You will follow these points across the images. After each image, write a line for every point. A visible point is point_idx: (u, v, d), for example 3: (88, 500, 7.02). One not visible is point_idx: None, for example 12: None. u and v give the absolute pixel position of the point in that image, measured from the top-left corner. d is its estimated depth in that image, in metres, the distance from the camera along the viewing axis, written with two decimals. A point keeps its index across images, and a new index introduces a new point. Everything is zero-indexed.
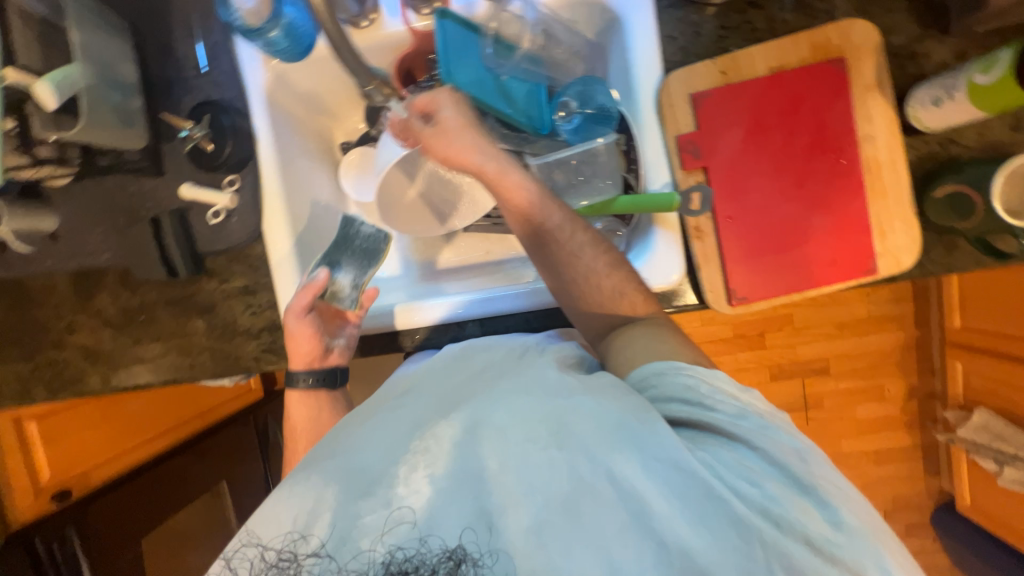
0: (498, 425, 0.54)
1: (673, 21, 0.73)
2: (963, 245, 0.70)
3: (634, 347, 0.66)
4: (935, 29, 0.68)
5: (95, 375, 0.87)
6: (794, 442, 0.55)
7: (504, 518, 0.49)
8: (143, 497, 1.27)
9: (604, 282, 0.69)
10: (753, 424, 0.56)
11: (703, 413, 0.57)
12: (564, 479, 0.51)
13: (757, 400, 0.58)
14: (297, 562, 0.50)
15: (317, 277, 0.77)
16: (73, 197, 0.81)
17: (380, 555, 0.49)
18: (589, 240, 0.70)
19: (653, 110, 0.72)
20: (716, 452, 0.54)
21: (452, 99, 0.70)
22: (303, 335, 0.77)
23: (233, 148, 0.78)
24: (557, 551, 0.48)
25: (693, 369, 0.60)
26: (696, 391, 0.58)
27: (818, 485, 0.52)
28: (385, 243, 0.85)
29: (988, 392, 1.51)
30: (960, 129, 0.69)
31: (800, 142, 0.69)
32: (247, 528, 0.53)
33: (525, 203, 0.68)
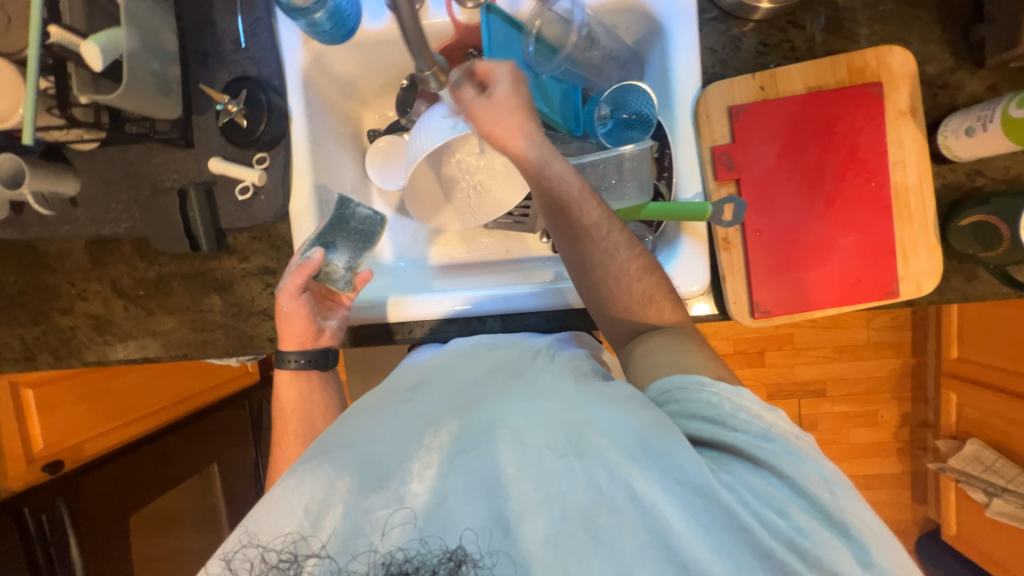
0: (517, 428, 0.53)
1: (715, 34, 0.74)
2: (983, 274, 0.71)
3: (661, 354, 0.66)
4: (969, 61, 0.70)
5: (102, 345, 0.86)
6: (822, 471, 0.52)
7: (519, 524, 0.48)
8: (135, 474, 1.25)
9: (636, 284, 0.70)
10: (779, 449, 0.53)
11: (726, 435, 0.55)
12: (583, 492, 0.49)
13: (783, 421, 0.56)
14: (298, 563, 0.47)
15: (310, 258, 0.75)
16: (96, 163, 0.80)
17: (381, 554, 0.47)
18: (624, 240, 0.70)
19: (689, 120, 0.73)
20: (738, 475, 0.52)
21: (511, 75, 0.68)
22: (294, 315, 0.77)
23: (267, 125, 0.75)
24: (572, 562, 0.47)
25: (716, 385, 0.59)
26: (720, 411, 0.56)
27: (847, 518, 0.50)
28: (382, 226, 0.82)
29: (981, 424, 1.54)
30: (987, 161, 0.70)
31: (831, 163, 0.70)
32: (246, 526, 0.50)
33: (566, 195, 0.67)
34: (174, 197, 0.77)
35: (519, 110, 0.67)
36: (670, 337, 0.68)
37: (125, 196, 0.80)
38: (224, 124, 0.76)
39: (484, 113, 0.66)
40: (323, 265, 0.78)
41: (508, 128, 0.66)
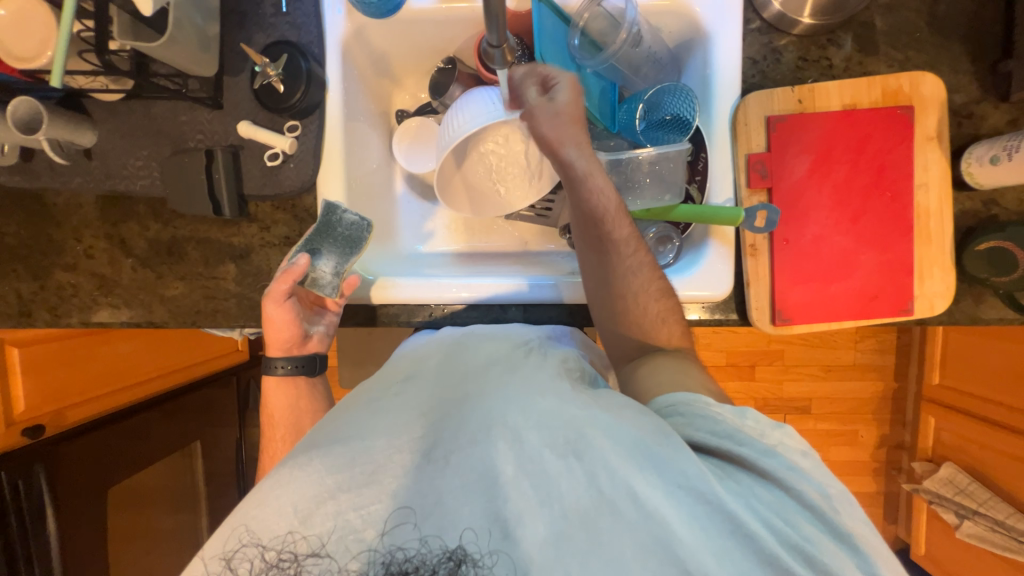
0: (515, 424, 0.52)
1: (756, 45, 0.76)
2: (991, 298, 0.74)
3: (669, 372, 0.63)
4: (993, 94, 0.73)
5: (104, 306, 0.82)
6: (824, 488, 0.50)
7: (520, 527, 0.46)
8: (118, 446, 1.20)
9: (648, 305, 0.68)
10: (783, 463, 0.50)
11: (731, 449, 0.51)
12: (583, 492, 0.47)
13: (791, 439, 0.52)
14: (299, 562, 0.45)
15: (296, 263, 0.73)
16: (118, 116, 0.77)
17: (381, 553, 0.45)
18: (649, 263, 0.70)
19: (727, 127, 0.74)
20: (745, 487, 0.49)
21: (574, 88, 0.70)
22: (281, 320, 0.76)
23: (304, 93, 0.74)
24: (573, 563, 0.45)
25: (719, 407, 0.55)
26: (726, 425, 0.53)
27: (849, 538, 0.47)
28: (369, 233, 0.76)
29: (957, 449, 1.59)
30: (1003, 191, 0.73)
31: (860, 181, 0.73)
32: (247, 525, 0.48)
33: (599, 207, 0.68)
34: (201, 157, 0.74)
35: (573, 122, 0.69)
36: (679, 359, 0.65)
37: (144, 153, 0.78)
38: (258, 88, 0.74)
39: (542, 117, 0.69)
40: (309, 271, 0.75)
41: (560, 136, 0.68)
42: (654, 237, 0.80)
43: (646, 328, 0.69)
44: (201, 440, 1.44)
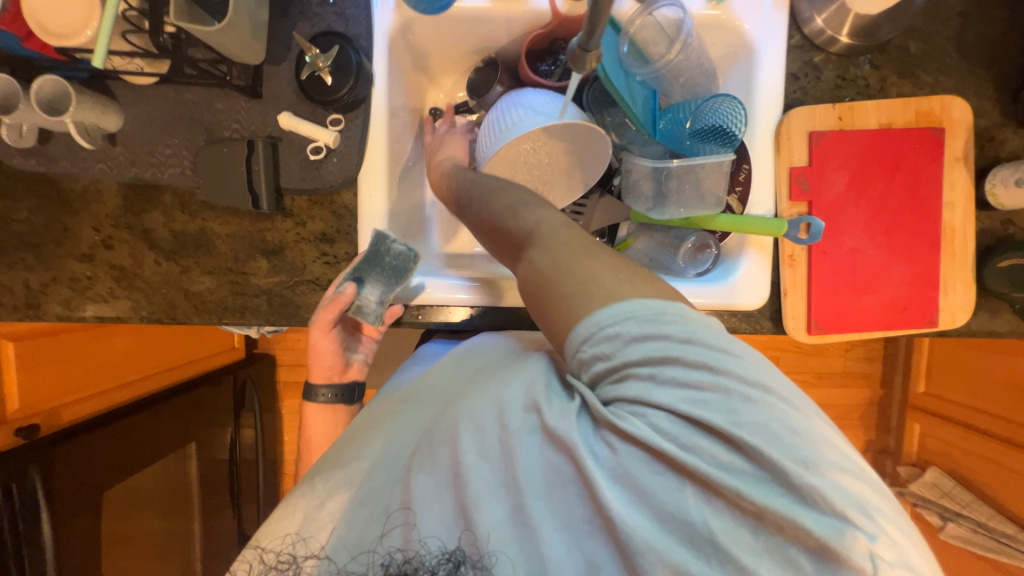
0: (464, 416, 0.55)
1: (797, 62, 0.79)
2: (1006, 312, 0.78)
3: (553, 284, 0.51)
4: (1013, 120, 0.77)
5: (122, 298, 0.78)
6: (745, 383, 0.43)
7: (478, 511, 0.51)
8: (114, 447, 1.12)
9: (487, 209, 0.64)
10: (681, 370, 0.45)
11: (628, 379, 0.47)
12: (533, 469, 0.50)
13: (687, 334, 0.46)
14: (297, 563, 0.56)
15: (341, 292, 0.73)
16: (148, 102, 0.73)
17: (381, 556, 0.54)
18: (493, 185, 0.68)
19: (769, 140, 0.77)
20: (647, 420, 0.46)
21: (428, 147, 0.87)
22: (325, 349, 0.79)
23: (352, 88, 0.72)
24: (527, 539, 0.50)
25: (601, 315, 0.47)
26: (618, 356, 0.47)
27: (755, 449, 0.42)
28: (415, 263, 0.75)
29: (941, 454, 1.65)
30: (1019, 212, 0.77)
31: (893, 200, 0.76)
32: (254, 533, 0.60)
33: (455, 195, 0.73)
34: (242, 148, 0.72)
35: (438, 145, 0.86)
36: (566, 253, 0.52)
37: (174, 141, 0.74)
38: (304, 79, 0.72)
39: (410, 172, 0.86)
40: (354, 299, 0.74)
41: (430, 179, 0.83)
42: (694, 246, 0.83)
43: (521, 222, 0.58)
44: (197, 443, 1.38)
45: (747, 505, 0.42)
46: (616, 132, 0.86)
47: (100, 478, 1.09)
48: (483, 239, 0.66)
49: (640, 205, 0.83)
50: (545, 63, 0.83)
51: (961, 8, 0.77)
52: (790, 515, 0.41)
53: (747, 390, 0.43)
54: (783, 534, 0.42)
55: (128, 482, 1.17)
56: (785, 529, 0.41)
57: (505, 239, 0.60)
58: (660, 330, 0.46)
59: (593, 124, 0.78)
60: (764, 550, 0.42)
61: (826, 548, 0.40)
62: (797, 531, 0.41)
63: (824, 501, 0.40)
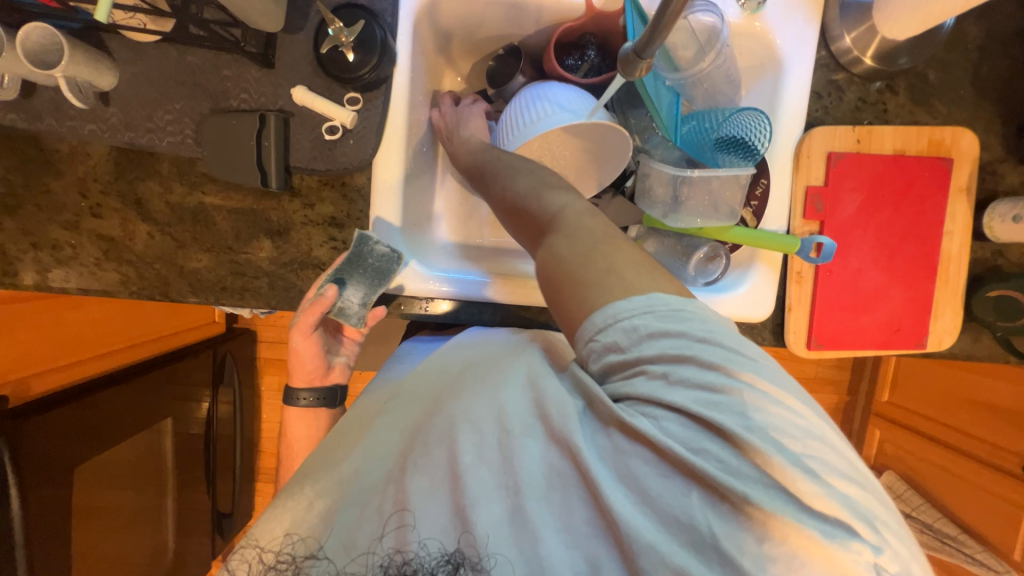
0: (465, 413, 0.55)
1: (822, 81, 0.79)
2: (987, 338, 0.82)
3: (577, 268, 0.51)
4: (1016, 155, 0.80)
5: (110, 271, 0.73)
6: (758, 386, 0.44)
7: (474, 512, 0.49)
8: (89, 421, 1.07)
9: (510, 191, 0.64)
10: (698, 370, 0.45)
11: (638, 379, 0.47)
12: (534, 470, 0.50)
13: (704, 333, 0.46)
14: (297, 564, 0.55)
15: (324, 294, 0.71)
16: (148, 61, 0.68)
17: (381, 557, 0.52)
18: (516, 165, 0.67)
19: (789, 157, 0.78)
20: (657, 421, 0.45)
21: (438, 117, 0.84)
22: (306, 352, 0.77)
23: (375, 66, 0.68)
24: (524, 539, 0.48)
25: (622, 308, 0.47)
26: (632, 352, 0.47)
27: (764, 453, 0.42)
28: (399, 264, 0.72)
29: (897, 459, 1.74)
30: (1009, 245, 0.81)
31: (898, 225, 0.78)
32: (250, 532, 0.59)
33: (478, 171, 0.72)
34: (253, 121, 0.68)
35: (456, 122, 0.81)
36: (590, 242, 0.52)
37: (176, 107, 0.69)
38: (324, 53, 0.68)
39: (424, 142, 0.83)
40: (335, 301, 0.71)
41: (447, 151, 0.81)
42: (705, 255, 0.82)
43: (547, 206, 0.58)
44: (173, 418, 1.33)
45: (755, 509, 0.41)
46: (637, 135, 0.85)
47: (75, 451, 1.04)
48: (504, 220, 0.66)
49: (657, 210, 0.82)
50: (570, 58, 0.81)
51: (979, 42, 0.79)
52: (796, 520, 0.40)
53: (759, 394, 0.44)
54: (791, 542, 0.40)
55: (103, 456, 1.12)
56: (794, 536, 0.40)
57: (527, 221, 0.60)
58: (678, 328, 0.46)
59: (617, 124, 0.75)
60: (772, 560, 0.41)
61: (830, 556, 0.40)
62: (804, 539, 0.40)
63: (829, 508, 0.41)
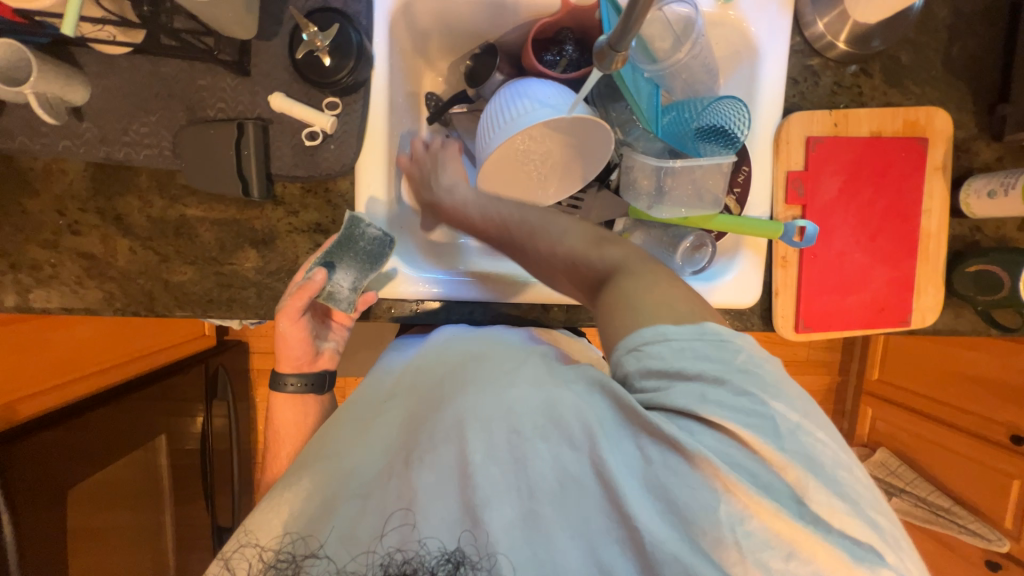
0: (481, 417, 0.54)
1: (797, 66, 0.80)
2: (968, 313, 0.84)
3: (639, 299, 0.53)
4: (988, 132, 0.82)
5: (92, 289, 0.72)
6: (792, 408, 0.46)
7: (487, 511, 0.49)
8: (80, 442, 1.05)
9: (560, 248, 0.62)
10: (739, 392, 0.46)
11: (674, 390, 0.48)
12: (551, 475, 0.50)
13: (749, 359, 0.49)
14: (297, 562, 0.53)
15: (312, 278, 0.69)
16: (121, 74, 0.67)
17: (381, 555, 0.50)
18: (551, 221, 0.65)
19: (769, 143, 0.79)
20: (693, 435, 0.47)
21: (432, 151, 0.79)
22: (294, 337, 0.73)
23: (353, 69, 0.68)
24: (539, 543, 0.48)
25: (677, 337, 0.49)
26: (674, 366, 0.48)
27: (794, 471, 0.44)
28: (392, 248, 0.73)
29: (889, 436, 1.76)
30: (985, 221, 0.83)
31: (879, 205, 0.79)
32: (247, 529, 0.57)
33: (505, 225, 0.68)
34: (231, 129, 0.67)
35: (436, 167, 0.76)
36: (650, 282, 0.55)
37: (151, 119, 0.68)
38: (300, 58, 0.67)
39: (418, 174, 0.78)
40: (325, 285, 0.71)
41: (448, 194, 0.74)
42: (691, 244, 0.83)
43: (604, 257, 0.59)
44: (167, 435, 1.32)
45: (782, 520, 0.43)
46: (619, 128, 0.85)
47: (67, 473, 1.02)
48: (550, 279, 0.65)
49: (641, 202, 0.83)
50: (547, 53, 0.81)
51: (948, 22, 0.80)
52: (823, 535, 0.43)
53: (794, 417, 0.46)
54: (816, 556, 0.43)
55: (97, 477, 1.11)
56: (819, 549, 0.43)
57: (581, 277, 0.60)
58: (723, 356, 0.49)
59: (599, 118, 0.77)
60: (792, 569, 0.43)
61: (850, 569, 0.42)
62: (830, 553, 0.42)
63: (852, 527, 0.43)
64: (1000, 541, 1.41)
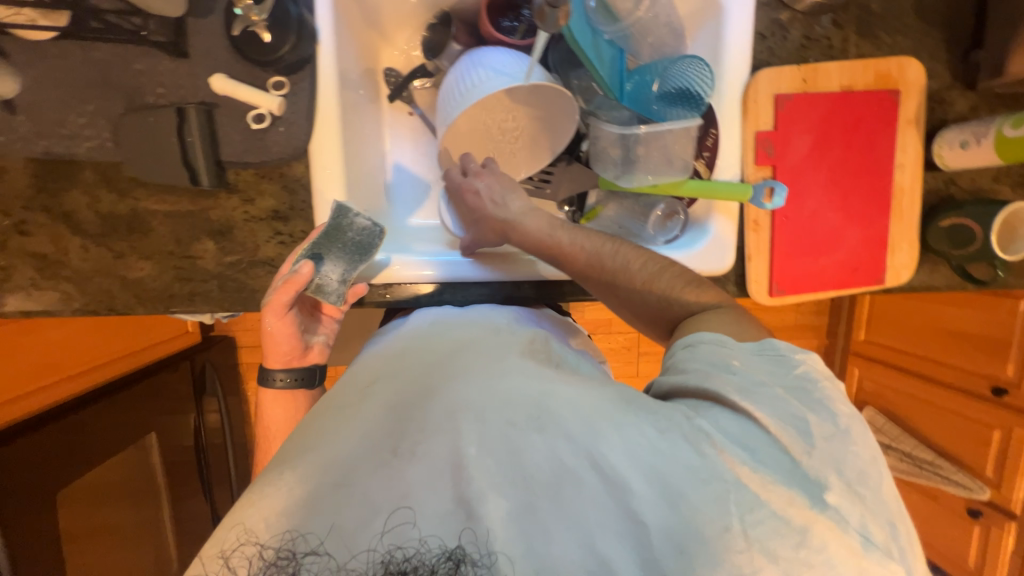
0: (478, 407, 0.50)
1: (765, 20, 0.77)
2: (944, 268, 0.83)
3: (724, 328, 0.60)
4: (962, 81, 0.80)
5: (49, 289, 0.70)
6: (834, 418, 0.48)
7: (483, 504, 0.44)
8: (66, 444, 1.05)
9: (657, 284, 0.67)
10: (777, 391, 0.50)
11: (716, 379, 0.52)
12: (546, 466, 0.46)
13: (810, 368, 0.52)
14: (297, 561, 0.42)
15: (298, 271, 0.66)
16: (50, 61, 0.63)
17: (380, 552, 0.42)
18: (645, 255, 0.70)
19: (737, 104, 0.76)
20: (716, 421, 0.49)
21: (498, 177, 0.78)
22: (281, 332, 0.70)
23: (293, 46, 0.66)
24: (537, 535, 0.44)
25: (736, 348, 0.56)
26: (726, 361, 0.54)
27: (816, 465, 0.45)
28: (381, 240, 0.71)
29: (874, 395, 1.75)
30: (959, 173, 0.81)
31: (851, 162, 0.78)
32: (246, 523, 0.44)
33: (593, 257, 0.70)
34: (171, 116, 0.64)
35: (503, 187, 0.77)
36: (734, 319, 0.61)
37: (87, 108, 0.64)
38: (238, 36, 0.65)
39: (491, 184, 0.77)
40: (312, 279, 0.68)
41: (536, 219, 0.74)
42: (662, 213, 0.82)
43: (696, 300, 0.65)
44: (157, 432, 1.30)
45: (798, 507, 0.43)
46: (581, 96, 0.81)
47: (56, 474, 1.02)
48: (620, 305, 0.70)
49: (609, 171, 0.80)
50: (505, 19, 0.78)
51: None
52: (836, 524, 0.43)
53: (831, 425, 0.47)
54: (828, 543, 0.42)
55: (86, 480, 1.10)
56: (833, 537, 0.42)
57: (671, 314, 0.66)
58: (780, 367, 0.53)
59: (562, 87, 0.74)
60: (804, 562, 0.42)
61: (860, 560, 0.42)
62: (843, 545, 0.42)
63: (864, 521, 0.44)
64: (981, 489, 1.44)
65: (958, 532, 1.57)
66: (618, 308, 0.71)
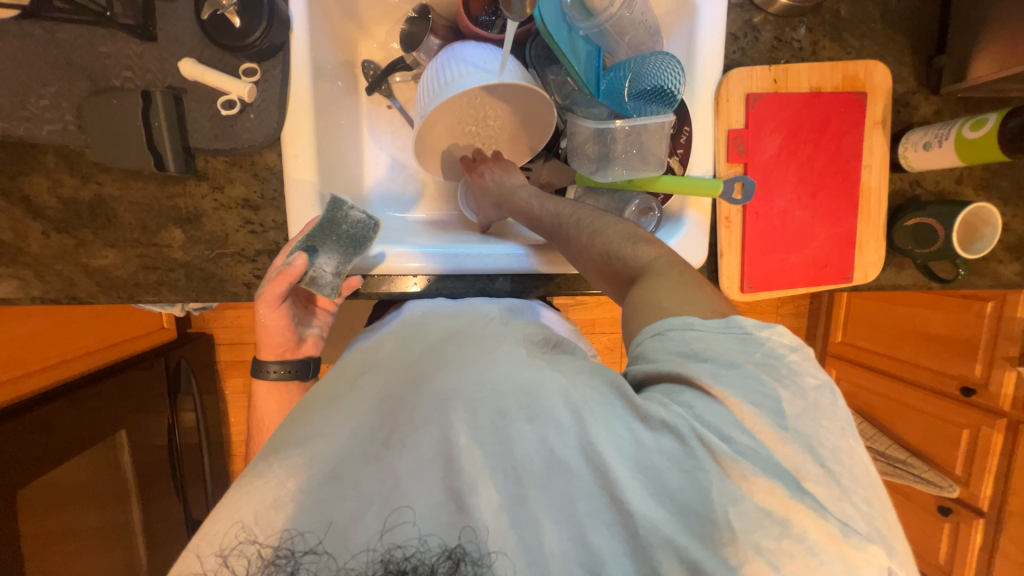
0: (467, 396, 0.48)
1: (738, 21, 0.79)
2: (910, 267, 0.85)
3: (662, 286, 0.55)
4: (927, 86, 0.82)
5: (6, 277, 0.68)
6: (801, 393, 0.44)
7: (474, 496, 0.42)
8: (29, 440, 1.02)
9: (600, 238, 0.64)
10: (748, 370, 0.45)
11: (687, 366, 0.46)
12: (537, 457, 0.44)
13: (780, 337, 0.47)
14: (297, 560, 0.41)
15: (293, 263, 0.65)
16: (11, 41, 0.61)
17: (380, 552, 0.41)
18: (596, 214, 0.67)
19: (709, 102, 0.78)
20: (691, 407, 0.44)
21: (500, 165, 0.82)
22: (275, 325, 0.69)
23: (265, 32, 0.64)
24: (529, 526, 0.42)
25: (702, 325, 0.49)
26: (695, 344, 0.48)
27: (791, 451, 0.41)
28: (375, 233, 0.70)
29: (851, 394, 1.78)
30: (924, 174, 0.84)
31: (820, 161, 0.79)
32: (243, 521, 0.43)
33: (565, 222, 0.68)
34: (136, 99, 0.63)
35: (505, 169, 0.81)
36: (675, 279, 0.55)
37: (50, 91, 0.63)
38: (207, 19, 0.64)
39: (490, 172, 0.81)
40: (306, 271, 0.67)
41: (524, 194, 0.76)
42: (637, 209, 0.82)
43: (637, 255, 0.60)
44: (127, 430, 1.25)
45: (779, 496, 0.39)
46: (558, 92, 0.82)
47: (17, 472, 0.98)
48: (580, 265, 0.66)
49: (585, 167, 0.81)
50: (481, 14, 0.78)
51: None
52: (817, 511, 0.39)
53: (799, 400, 0.43)
54: (808, 531, 0.39)
55: (49, 478, 1.06)
56: (813, 525, 0.38)
57: (614, 269, 0.62)
58: (746, 347, 0.47)
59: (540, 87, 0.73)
60: (788, 553, 0.38)
61: (841, 549, 0.38)
62: (825, 533, 0.38)
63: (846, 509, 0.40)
64: (951, 487, 1.48)
65: (930, 530, 1.60)
66: (584, 272, 0.67)
